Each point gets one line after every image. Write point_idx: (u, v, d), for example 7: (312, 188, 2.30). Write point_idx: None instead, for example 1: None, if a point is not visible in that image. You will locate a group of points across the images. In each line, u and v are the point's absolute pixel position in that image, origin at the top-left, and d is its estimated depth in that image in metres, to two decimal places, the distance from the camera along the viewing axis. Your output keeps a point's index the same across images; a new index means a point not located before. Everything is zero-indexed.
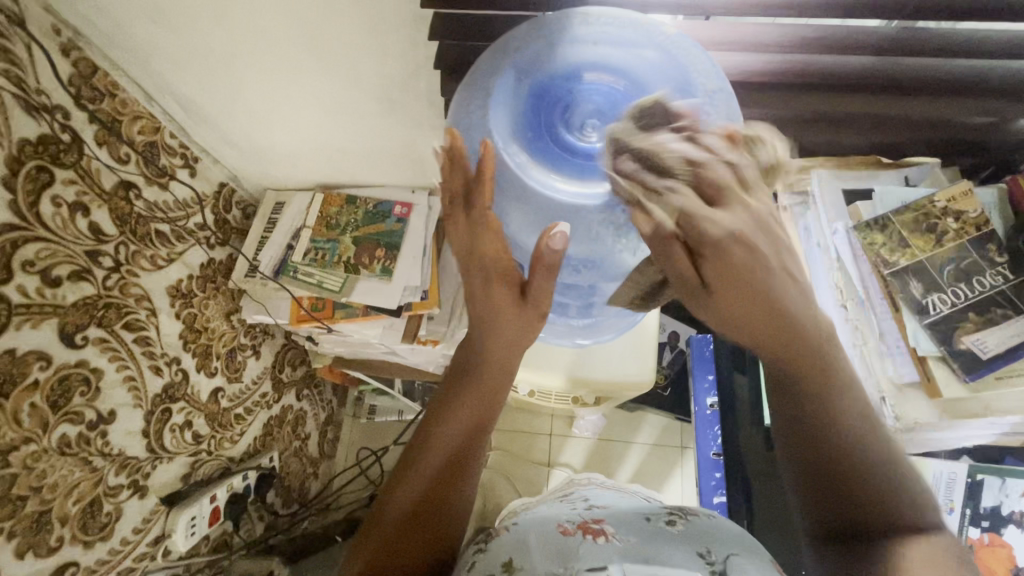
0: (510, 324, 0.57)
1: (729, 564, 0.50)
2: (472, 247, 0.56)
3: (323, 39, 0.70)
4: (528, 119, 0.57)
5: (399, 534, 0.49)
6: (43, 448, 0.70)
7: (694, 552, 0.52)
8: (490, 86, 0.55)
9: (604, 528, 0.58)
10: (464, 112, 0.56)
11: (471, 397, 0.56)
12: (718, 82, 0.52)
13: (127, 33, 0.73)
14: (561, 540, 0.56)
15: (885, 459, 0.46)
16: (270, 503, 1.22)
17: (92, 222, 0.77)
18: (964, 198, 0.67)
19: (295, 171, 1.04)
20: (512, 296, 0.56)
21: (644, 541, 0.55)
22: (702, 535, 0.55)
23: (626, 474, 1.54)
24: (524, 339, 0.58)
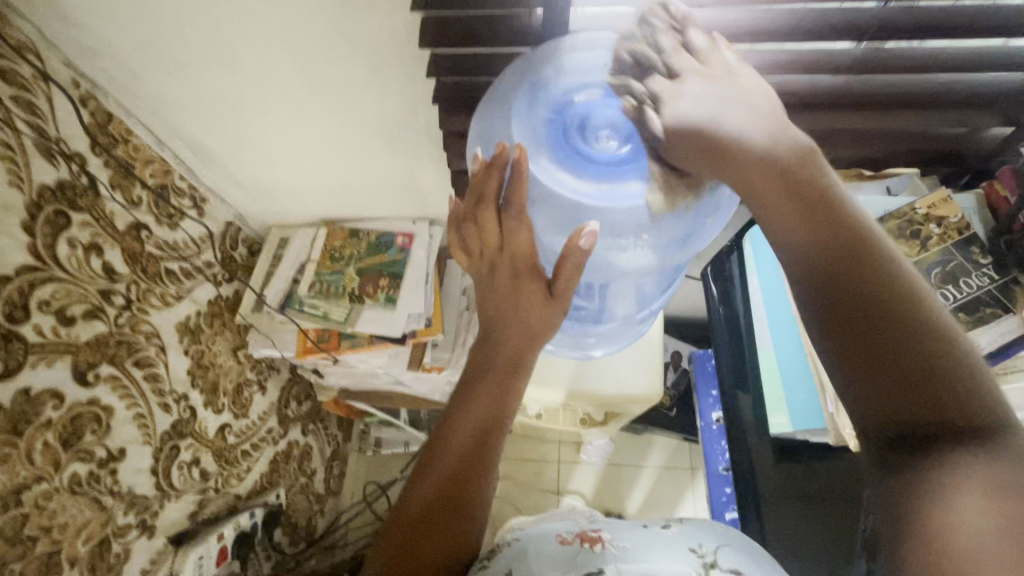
0: (531, 320, 0.57)
1: (719, 555, 0.54)
2: (502, 248, 0.57)
3: (326, 82, 0.74)
4: (548, 133, 0.60)
5: (420, 526, 0.50)
6: (55, 487, 0.71)
7: (687, 548, 0.56)
8: (509, 103, 0.60)
9: (601, 535, 0.59)
10: (487, 125, 0.62)
11: (485, 394, 0.56)
12: None
13: (141, 83, 0.77)
14: (559, 550, 0.57)
15: (930, 329, 0.33)
16: (277, 542, 1.20)
17: (105, 262, 0.79)
18: (944, 204, 0.70)
19: (300, 207, 1.07)
20: (540, 294, 0.57)
21: (638, 543, 0.57)
22: (694, 533, 0.58)
23: (636, 498, 1.52)
24: (544, 334, 0.58)
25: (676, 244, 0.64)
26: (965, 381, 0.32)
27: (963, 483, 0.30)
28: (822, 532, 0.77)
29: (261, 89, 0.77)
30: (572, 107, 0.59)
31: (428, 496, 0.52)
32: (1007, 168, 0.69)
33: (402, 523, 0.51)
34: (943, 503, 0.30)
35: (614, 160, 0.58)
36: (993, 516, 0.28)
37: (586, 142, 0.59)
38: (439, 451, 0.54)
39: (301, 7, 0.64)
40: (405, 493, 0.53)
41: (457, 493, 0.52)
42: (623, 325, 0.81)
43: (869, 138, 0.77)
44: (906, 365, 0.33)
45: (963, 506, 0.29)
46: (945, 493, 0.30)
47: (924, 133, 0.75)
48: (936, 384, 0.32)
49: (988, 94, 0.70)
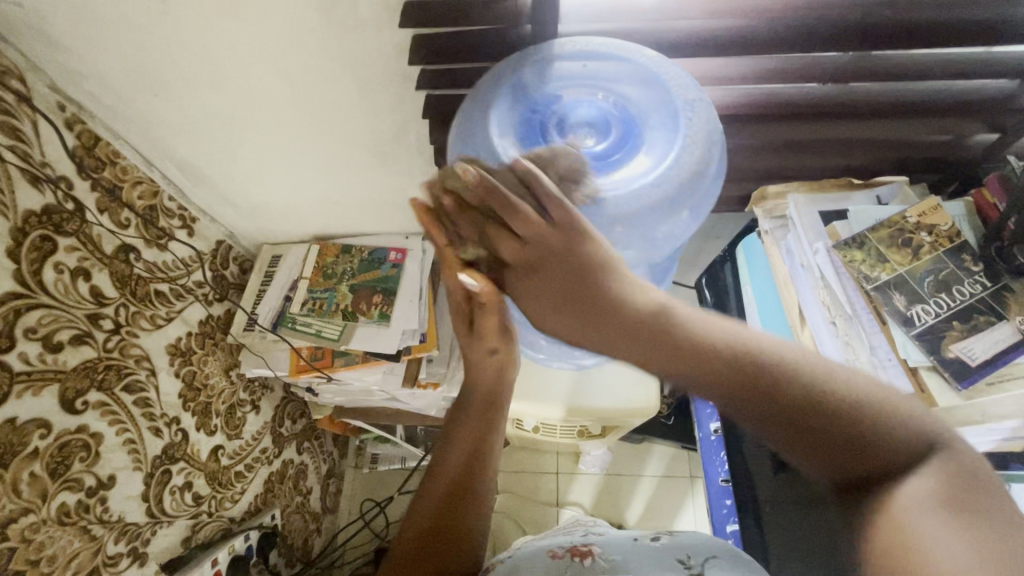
0: (496, 359, 0.58)
1: (706, 564, 0.55)
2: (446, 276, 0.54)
3: (315, 101, 0.74)
4: (525, 133, 0.58)
5: (416, 557, 0.53)
6: (42, 518, 0.69)
7: (675, 561, 0.56)
8: (490, 104, 0.59)
9: (591, 548, 0.60)
10: (466, 127, 0.60)
11: (466, 424, 0.59)
12: (696, 92, 0.57)
13: (130, 105, 0.77)
14: (550, 566, 0.57)
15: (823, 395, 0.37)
16: (274, 564, 1.18)
17: (93, 286, 0.78)
18: (933, 212, 0.71)
19: (293, 225, 1.06)
20: (463, 329, 0.58)
21: (627, 556, 0.58)
22: (681, 546, 0.59)
23: (637, 509, 1.51)
24: (510, 373, 0.60)
25: (658, 237, 0.64)
26: (883, 419, 0.36)
27: (914, 523, 0.33)
28: (823, 543, 0.77)
29: (251, 108, 0.76)
30: (550, 108, 0.58)
31: (426, 524, 0.55)
32: (995, 175, 0.70)
33: (402, 552, 0.54)
34: (922, 555, 0.31)
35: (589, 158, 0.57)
36: (966, 549, 0.31)
37: (565, 143, 0.58)
38: (430, 486, 0.57)
39: (287, 28, 0.63)
40: (405, 523, 0.57)
41: (451, 521, 0.55)
42: None
43: (857, 147, 0.77)
44: (837, 439, 0.36)
45: (932, 551, 0.31)
46: (914, 541, 0.32)
47: (911, 141, 0.76)
48: (863, 447, 0.36)
49: (974, 102, 0.70)
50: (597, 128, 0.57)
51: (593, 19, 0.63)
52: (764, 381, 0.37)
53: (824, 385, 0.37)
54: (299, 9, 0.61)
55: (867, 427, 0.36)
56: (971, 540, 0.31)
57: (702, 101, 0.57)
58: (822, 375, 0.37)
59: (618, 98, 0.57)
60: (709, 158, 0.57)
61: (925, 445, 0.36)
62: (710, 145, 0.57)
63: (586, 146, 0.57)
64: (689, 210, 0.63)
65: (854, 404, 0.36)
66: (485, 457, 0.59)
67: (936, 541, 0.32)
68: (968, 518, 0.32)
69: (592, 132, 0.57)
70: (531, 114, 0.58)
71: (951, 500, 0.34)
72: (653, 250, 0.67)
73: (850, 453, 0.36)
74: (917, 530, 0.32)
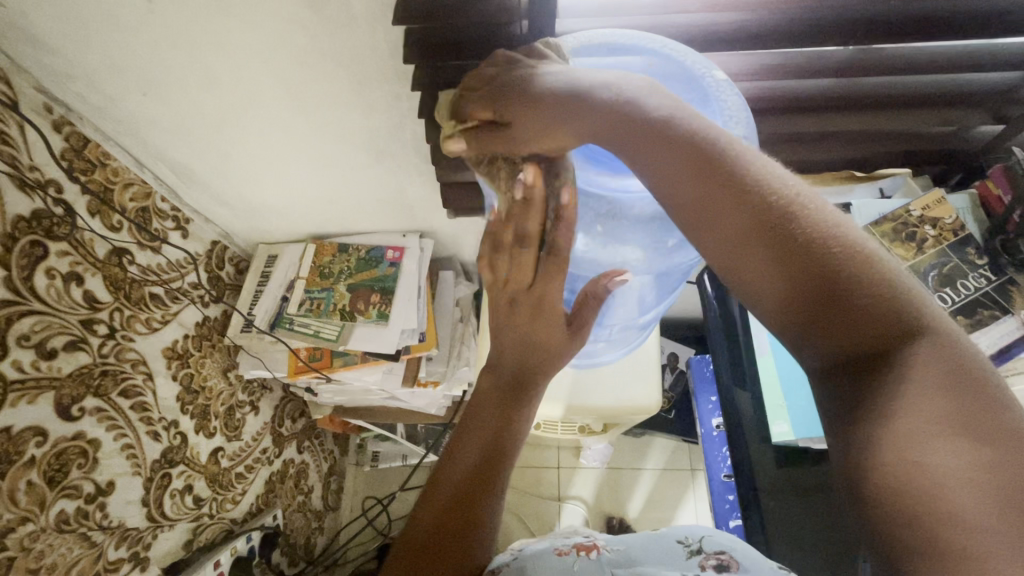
0: (552, 347, 0.52)
1: (703, 541, 0.60)
2: (533, 287, 0.47)
3: (307, 98, 0.73)
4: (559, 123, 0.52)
5: (429, 552, 0.46)
6: (40, 527, 0.69)
7: (675, 541, 0.61)
8: None
9: (594, 542, 0.61)
10: None
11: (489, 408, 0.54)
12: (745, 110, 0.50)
13: (120, 105, 0.75)
14: (559, 559, 0.57)
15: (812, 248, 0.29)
16: (276, 563, 1.18)
17: (86, 291, 0.77)
18: (938, 205, 0.70)
19: (288, 224, 1.05)
20: (562, 327, 0.51)
21: (631, 546, 0.61)
22: (677, 530, 0.64)
23: (638, 502, 1.52)
24: (554, 370, 0.54)
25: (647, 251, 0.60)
26: (880, 287, 0.29)
27: (902, 425, 0.27)
28: (825, 537, 0.78)
29: (243, 107, 0.75)
30: None
31: (440, 515, 0.48)
32: (997, 166, 0.68)
33: (410, 548, 0.47)
34: (916, 463, 0.26)
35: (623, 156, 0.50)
36: (964, 463, 0.25)
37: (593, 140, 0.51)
38: (442, 477, 0.51)
39: (278, 25, 0.62)
40: (412, 520, 0.49)
41: (468, 508, 0.49)
42: (627, 329, 0.80)
43: (861, 140, 0.76)
44: (815, 301, 0.29)
45: (926, 459, 0.26)
46: (906, 440, 0.26)
47: (915, 133, 0.75)
48: (849, 319, 0.29)
49: (978, 93, 0.69)
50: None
51: (590, 14, 0.61)
52: (746, 209, 0.31)
53: (829, 236, 0.30)
54: (290, 6, 0.60)
55: (858, 294, 0.29)
56: (974, 458, 0.25)
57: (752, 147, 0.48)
58: (823, 227, 0.30)
59: None
60: None
61: (917, 318, 0.29)
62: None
63: None
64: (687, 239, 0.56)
65: (853, 262, 0.29)
66: (506, 445, 0.53)
67: (933, 448, 0.26)
68: (977, 429, 0.26)
69: None
70: None
71: (959, 410, 0.26)
72: (653, 260, 0.62)
73: (831, 322, 0.29)
74: (909, 432, 0.26)
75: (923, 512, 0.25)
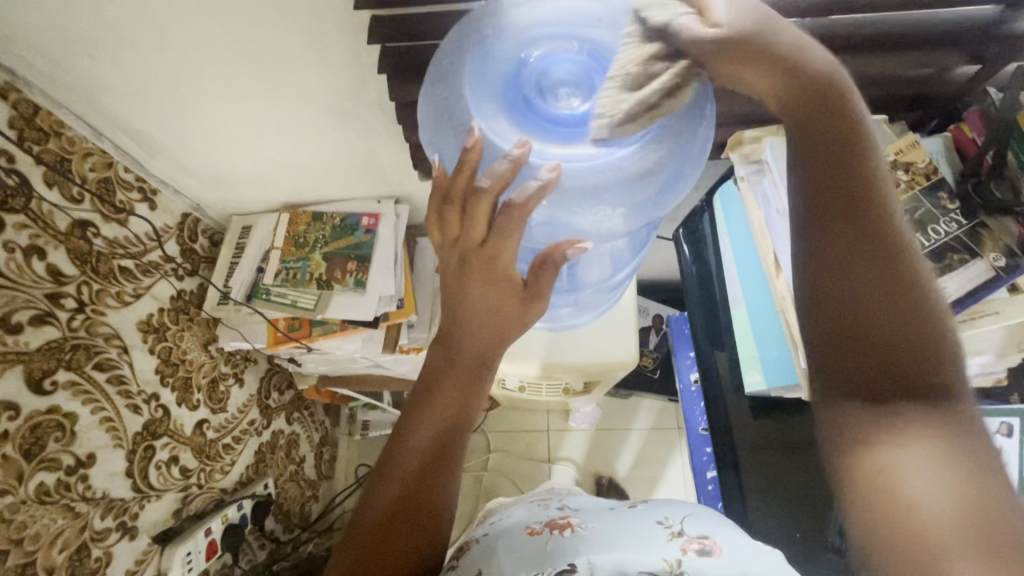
0: (506, 312, 0.52)
1: (685, 524, 0.55)
2: (483, 243, 0.48)
3: (264, 58, 0.70)
4: (507, 95, 0.52)
5: (380, 543, 0.46)
6: (20, 499, 0.69)
7: (655, 521, 0.57)
8: (459, 66, 0.52)
9: (569, 520, 0.59)
10: (443, 72, 0.52)
11: (447, 390, 0.53)
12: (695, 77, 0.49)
13: (71, 71, 0.72)
14: (529, 543, 0.55)
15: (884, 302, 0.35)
16: (270, 530, 1.21)
17: (49, 264, 0.76)
18: (911, 150, 0.68)
19: (260, 193, 1.02)
20: (516, 289, 0.52)
21: (605, 523, 0.58)
22: (662, 510, 0.59)
23: (627, 460, 1.55)
24: (510, 334, 0.55)
25: (586, 228, 0.60)
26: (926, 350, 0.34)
27: (914, 454, 0.32)
28: (797, 485, 0.79)
29: (198, 69, 0.72)
30: (526, 68, 0.52)
31: (392, 505, 0.48)
32: (974, 109, 0.68)
33: (363, 536, 0.47)
34: (903, 478, 0.31)
35: (571, 120, 0.51)
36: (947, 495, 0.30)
37: (544, 101, 0.51)
38: (399, 456, 0.51)
39: None
40: (362, 510, 0.49)
41: (425, 491, 0.49)
42: (600, 289, 0.84)
43: None
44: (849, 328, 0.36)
45: (917, 480, 0.31)
46: (902, 462, 0.32)
47: (890, 77, 0.73)
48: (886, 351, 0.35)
49: (954, 31, 0.67)
50: (581, 87, 0.51)
51: None
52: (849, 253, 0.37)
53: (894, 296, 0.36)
54: None
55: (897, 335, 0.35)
56: (961, 492, 0.30)
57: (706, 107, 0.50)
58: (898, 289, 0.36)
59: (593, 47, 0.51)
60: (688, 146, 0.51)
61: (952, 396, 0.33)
62: (682, 147, 0.51)
63: (571, 105, 0.51)
64: (626, 210, 0.58)
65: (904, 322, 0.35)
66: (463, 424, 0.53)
67: (927, 477, 0.31)
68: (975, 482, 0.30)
69: (576, 91, 0.51)
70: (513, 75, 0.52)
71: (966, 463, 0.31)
72: (619, 227, 0.61)
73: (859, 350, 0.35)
74: (918, 458, 0.31)
75: (889, 507, 0.31)
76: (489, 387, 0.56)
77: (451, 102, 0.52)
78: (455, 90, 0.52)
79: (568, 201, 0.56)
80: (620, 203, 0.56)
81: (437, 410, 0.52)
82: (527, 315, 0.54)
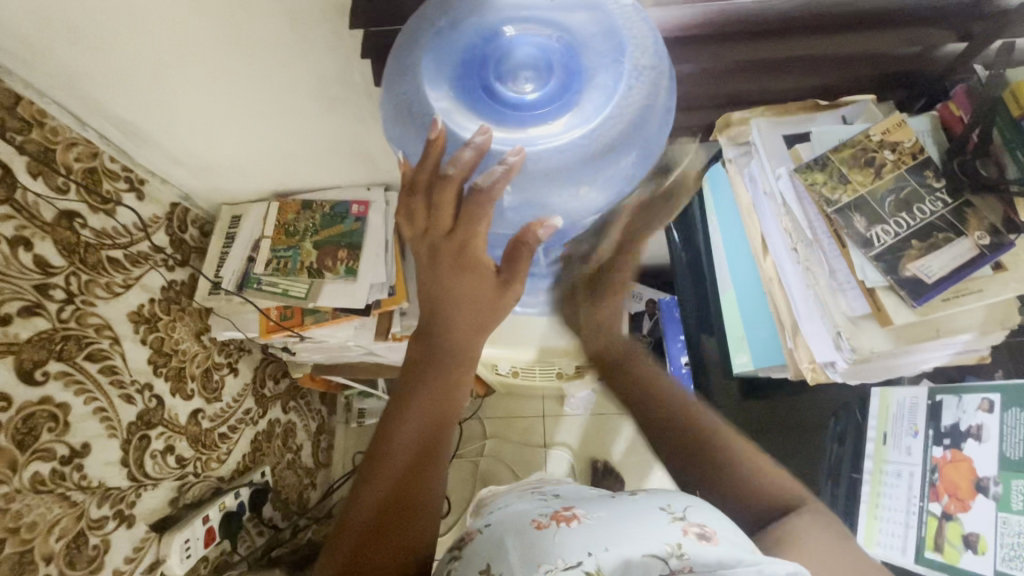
0: (483, 298, 0.52)
1: (689, 510, 0.48)
2: (451, 231, 0.49)
3: (248, 45, 0.69)
4: (466, 83, 0.52)
5: (371, 540, 0.46)
6: (16, 488, 0.70)
7: (656, 506, 0.49)
8: (417, 53, 0.52)
9: (574, 511, 0.51)
10: (403, 61, 0.52)
11: (432, 388, 0.53)
12: (653, 60, 0.51)
13: (50, 59, 0.71)
14: (530, 535, 0.47)
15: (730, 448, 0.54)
16: (268, 517, 1.22)
17: (36, 255, 0.75)
18: (897, 129, 0.68)
19: (248, 181, 1.02)
20: (491, 277, 0.52)
21: (610, 510, 0.50)
22: (666, 494, 0.51)
23: (622, 444, 1.57)
24: (492, 320, 0.54)
25: (563, 206, 0.58)
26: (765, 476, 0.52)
27: (809, 540, 0.46)
28: None
29: (180, 55, 0.71)
30: (485, 53, 0.52)
31: (381, 500, 0.48)
32: (960, 87, 0.67)
33: (353, 534, 0.47)
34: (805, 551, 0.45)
35: (527, 108, 0.52)
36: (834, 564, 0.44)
37: (502, 86, 0.52)
38: (385, 455, 0.51)
39: None
40: (350, 508, 0.49)
41: (414, 488, 0.49)
42: None
43: (821, 65, 0.73)
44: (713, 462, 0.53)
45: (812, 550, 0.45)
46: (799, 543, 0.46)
47: (878, 55, 0.72)
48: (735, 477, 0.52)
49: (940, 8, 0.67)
50: (540, 72, 0.51)
51: None
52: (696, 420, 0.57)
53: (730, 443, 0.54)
54: None
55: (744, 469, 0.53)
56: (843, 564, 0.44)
57: (665, 78, 0.52)
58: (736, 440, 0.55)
59: (559, 33, 0.51)
60: (647, 122, 0.52)
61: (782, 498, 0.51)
62: (646, 119, 0.52)
63: (527, 92, 0.52)
64: (601, 186, 0.57)
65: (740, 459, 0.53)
66: (449, 417, 0.54)
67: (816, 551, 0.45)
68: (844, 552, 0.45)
69: (536, 77, 0.51)
70: (472, 62, 0.52)
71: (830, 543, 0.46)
72: (595, 204, 0.60)
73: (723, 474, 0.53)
74: (807, 541, 0.46)
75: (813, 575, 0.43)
76: (473, 381, 0.57)
77: (410, 93, 0.52)
78: (416, 81, 0.52)
79: (538, 184, 0.55)
80: (591, 181, 0.56)
81: (421, 408, 0.52)
82: (505, 304, 0.54)
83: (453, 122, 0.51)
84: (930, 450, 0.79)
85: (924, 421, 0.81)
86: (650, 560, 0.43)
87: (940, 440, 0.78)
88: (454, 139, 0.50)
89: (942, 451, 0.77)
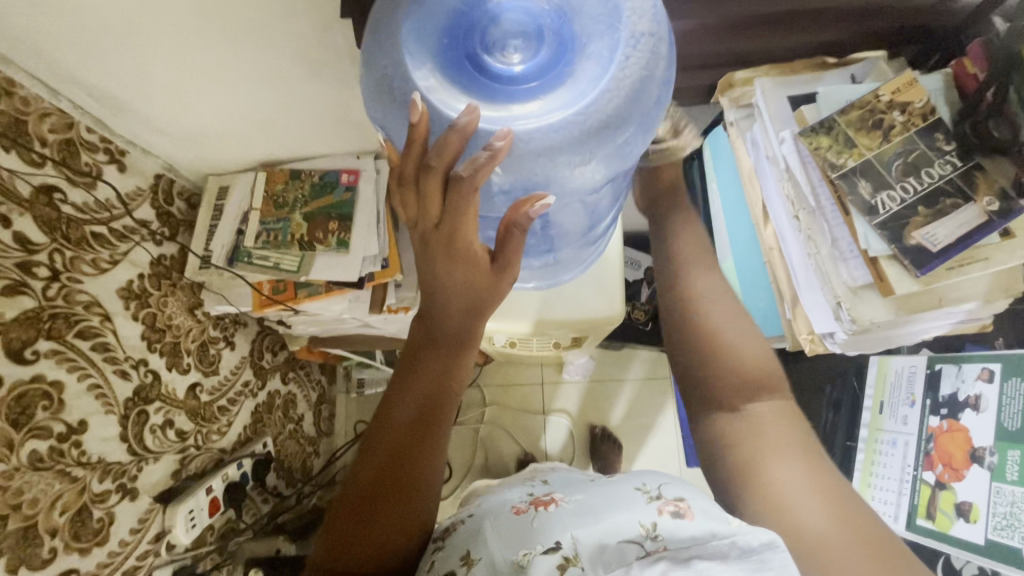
0: (478, 284, 0.51)
1: (662, 489, 0.54)
2: (440, 223, 0.46)
3: (221, 6, 0.65)
4: (450, 54, 0.49)
5: (369, 509, 0.50)
6: (15, 466, 0.70)
7: (633, 488, 0.55)
8: (395, 22, 0.48)
9: (552, 497, 0.58)
10: (381, 32, 0.48)
11: (431, 365, 0.54)
12: (650, 24, 0.47)
13: (12, 24, 0.66)
14: (514, 521, 0.54)
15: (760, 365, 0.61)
16: (272, 485, 1.24)
17: (17, 232, 0.73)
18: (909, 88, 0.65)
19: (234, 152, 0.99)
20: (486, 262, 0.50)
21: (588, 494, 0.57)
22: (641, 475, 0.58)
23: (619, 411, 1.59)
24: (489, 304, 0.52)
25: (559, 182, 0.54)
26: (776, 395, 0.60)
27: (795, 494, 0.53)
28: None
29: (149, 17, 0.67)
30: (471, 22, 0.49)
31: (382, 470, 0.51)
32: (976, 41, 0.63)
33: (355, 501, 0.51)
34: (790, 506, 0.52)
35: (516, 81, 0.49)
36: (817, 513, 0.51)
37: (489, 57, 0.49)
38: (386, 430, 0.53)
39: None
40: (351, 479, 0.52)
41: (411, 462, 0.52)
42: (580, 246, 0.79)
43: (830, 21, 0.68)
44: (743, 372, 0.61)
45: (799, 505, 0.52)
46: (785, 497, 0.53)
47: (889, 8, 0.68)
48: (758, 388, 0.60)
49: None
50: (530, 41, 0.49)
51: None
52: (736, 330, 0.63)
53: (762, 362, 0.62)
54: None
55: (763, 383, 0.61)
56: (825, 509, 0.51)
57: (664, 45, 0.48)
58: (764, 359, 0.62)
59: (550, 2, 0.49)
60: (645, 93, 0.48)
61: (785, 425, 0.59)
62: (644, 90, 0.48)
63: (515, 63, 0.49)
64: (598, 165, 0.54)
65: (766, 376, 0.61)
66: (448, 397, 0.55)
67: (803, 506, 0.52)
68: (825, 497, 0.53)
69: (524, 45, 0.49)
70: (457, 31, 0.49)
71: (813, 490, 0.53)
72: (591, 180, 0.56)
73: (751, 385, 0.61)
74: (794, 494, 0.53)
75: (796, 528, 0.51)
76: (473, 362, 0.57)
77: (388, 65, 0.48)
78: (394, 49, 0.48)
79: (530, 163, 0.51)
80: (586, 158, 0.51)
81: (420, 386, 0.54)
82: (501, 287, 0.52)
83: (434, 97, 0.47)
84: (927, 419, 0.87)
85: (921, 390, 0.89)
86: (626, 545, 0.49)
87: (937, 409, 0.86)
88: (439, 116, 0.47)
89: (939, 421, 0.85)
